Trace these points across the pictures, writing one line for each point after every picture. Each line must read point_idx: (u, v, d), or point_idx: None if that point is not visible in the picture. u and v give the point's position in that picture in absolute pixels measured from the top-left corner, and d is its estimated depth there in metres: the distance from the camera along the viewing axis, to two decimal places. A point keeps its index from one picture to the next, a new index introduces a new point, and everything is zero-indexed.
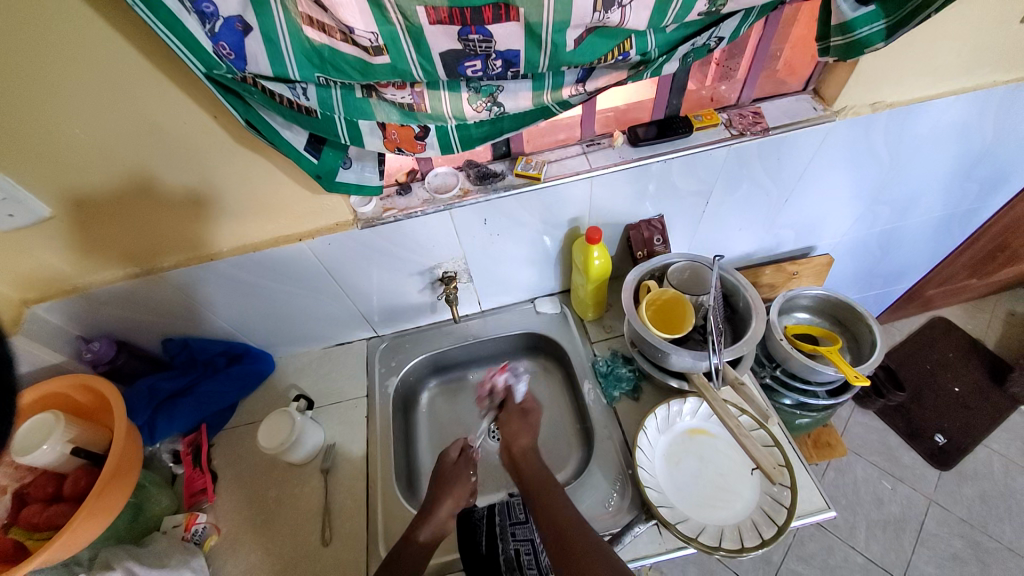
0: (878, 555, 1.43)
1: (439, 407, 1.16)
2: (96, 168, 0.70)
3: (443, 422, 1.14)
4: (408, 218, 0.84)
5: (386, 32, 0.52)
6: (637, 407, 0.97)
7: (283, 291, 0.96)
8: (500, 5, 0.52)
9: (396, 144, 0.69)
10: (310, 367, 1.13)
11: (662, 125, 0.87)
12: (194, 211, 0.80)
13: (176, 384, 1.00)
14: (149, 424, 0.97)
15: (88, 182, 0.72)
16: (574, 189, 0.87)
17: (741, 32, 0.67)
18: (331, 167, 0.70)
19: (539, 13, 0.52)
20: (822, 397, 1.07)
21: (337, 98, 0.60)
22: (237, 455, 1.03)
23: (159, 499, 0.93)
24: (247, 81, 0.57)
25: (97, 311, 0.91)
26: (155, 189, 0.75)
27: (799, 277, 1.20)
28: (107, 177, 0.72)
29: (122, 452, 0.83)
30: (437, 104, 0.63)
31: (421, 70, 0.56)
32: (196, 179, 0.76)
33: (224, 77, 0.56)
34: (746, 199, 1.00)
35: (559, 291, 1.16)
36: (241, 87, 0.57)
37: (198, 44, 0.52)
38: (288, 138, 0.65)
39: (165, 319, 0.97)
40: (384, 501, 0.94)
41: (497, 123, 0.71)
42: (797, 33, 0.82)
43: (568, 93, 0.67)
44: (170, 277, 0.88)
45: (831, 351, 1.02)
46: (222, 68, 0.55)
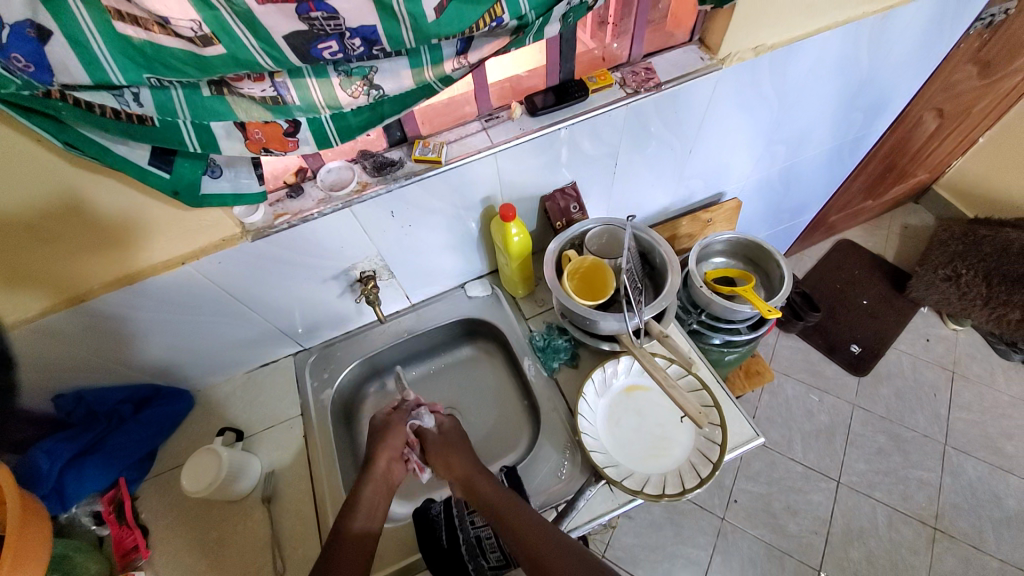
0: (814, 462, 1.59)
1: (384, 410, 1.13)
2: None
3: None
4: (304, 223, 0.77)
5: (212, 19, 0.45)
6: (577, 374, 0.98)
7: (185, 320, 0.87)
8: None
9: (262, 143, 0.62)
10: (235, 395, 1.05)
11: (559, 91, 0.84)
12: (111, 235, 0.71)
13: (77, 443, 0.88)
14: (56, 489, 0.85)
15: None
16: (479, 168, 0.83)
17: None
18: (190, 179, 0.62)
19: None
20: (744, 333, 1.12)
21: (178, 100, 0.53)
22: (168, 503, 0.94)
23: (88, 565, 0.82)
24: (52, 95, 0.49)
25: (21, 355, 0.80)
26: (60, 217, 0.66)
27: (713, 223, 1.27)
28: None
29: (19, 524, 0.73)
30: (304, 93, 0.58)
31: (267, 57, 0.50)
32: (109, 200, 0.67)
33: (22, 96, 0.47)
34: (652, 155, 1.02)
35: (487, 273, 1.14)
36: (43, 105, 0.49)
37: None
38: (125, 153, 0.57)
39: (46, 375, 0.85)
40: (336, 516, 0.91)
41: (377, 108, 0.65)
42: None
43: (450, 67, 0.64)
44: (34, 328, 0.76)
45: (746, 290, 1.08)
46: (17, 84, 0.46)
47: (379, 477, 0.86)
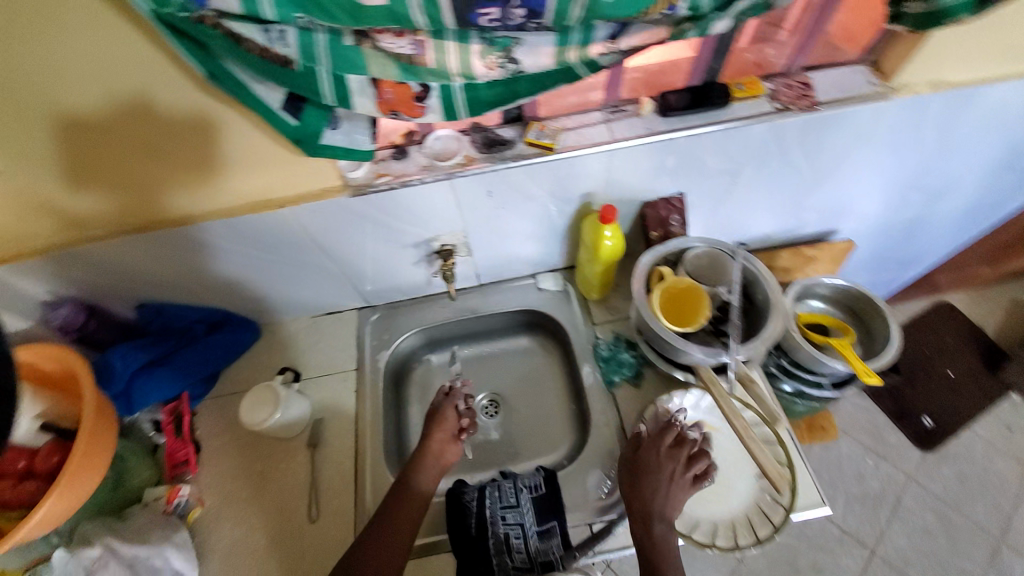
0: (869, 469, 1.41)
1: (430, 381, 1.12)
2: (48, 93, 0.59)
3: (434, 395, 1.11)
4: (403, 187, 0.74)
5: None
6: (639, 394, 0.92)
7: (267, 260, 0.88)
8: None
9: (391, 105, 0.58)
10: (298, 336, 1.07)
11: (696, 94, 0.76)
12: (185, 142, 0.67)
13: (152, 352, 0.93)
14: (126, 391, 0.91)
15: (45, 114, 0.61)
16: (591, 162, 0.77)
17: None
18: (313, 129, 0.60)
19: None
20: (825, 389, 1.03)
21: (321, 46, 0.49)
22: (223, 426, 0.99)
23: (139, 471, 0.91)
24: (207, 21, 0.47)
25: (90, 263, 0.81)
26: (134, 118, 0.63)
27: (815, 262, 1.15)
28: (68, 103, 0.60)
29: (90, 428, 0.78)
30: (441, 56, 0.54)
31: (424, 15, 0.45)
32: (175, 101, 0.62)
33: (179, 18, 0.46)
34: (774, 179, 0.92)
35: (563, 267, 1.08)
36: (198, 31, 0.47)
37: None
38: (261, 94, 0.55)
39: (135, 283, 0.88)
40: (372, 473, 0.92)
41: (512, 85, 0.60)
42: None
43: (598, 51, 0.57)
44: (133, 242, 0.79)
45: (841, 345, 0.98)
46: (175, 5, 0.45)
47: (432, 456, 0.86)
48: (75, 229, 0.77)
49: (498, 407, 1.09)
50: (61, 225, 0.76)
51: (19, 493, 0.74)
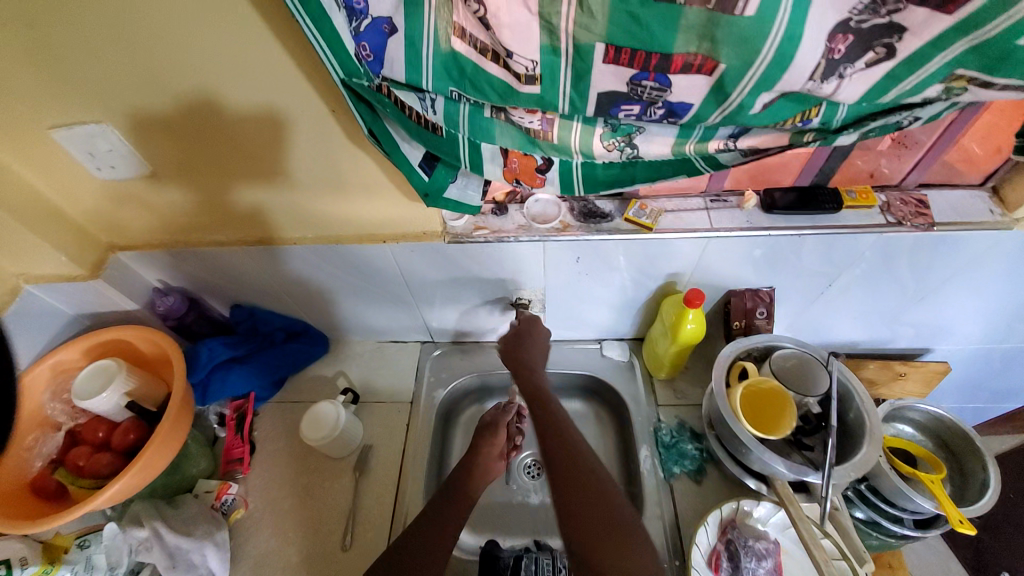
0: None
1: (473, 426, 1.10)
2: (131, 92, 0.63)
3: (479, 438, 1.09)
4: (498, 242, 0.77)
5: (547, 62, 0.44)
6: (697, 492, 0.88)
7: (353, 285, 0.94)
8: (697, 57, 0.41)
9: (514, 173, 0.62)
10: (362, 358, 1.11)
11: (803, 195, 0.75)
12: (253, 138, 0.68)
13: (235, 351, 1.00)
14: (203, 383, 0.97)
15: (133, 112, 0.66)
16: (684, 246, 0.77)
17: (941, 115, 0.54)
18: (440, 185, 0.65)
19: (747, 67, 0.41)
20: (906, 527, 0.91)
21: (463, 115, 0.53)
22: (279, 432, 1.02)
23: (197, 461, 0.95)
24: (383, 91, 0.52)
25: (182, 245, 0.88)
26: (222, 127, 0.67)
27: (906, 379, 1.06)
28: (151, 99, 0.64)
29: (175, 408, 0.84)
30: (566, 135, 0.56)
31: (569, 104, 0.48)
32: (242, 99, 0.63)
33: (362, 86, 0.52)
34: (873, 287, 0.87)
35: (630, 338, 1.07)
36: (374, 97, 0.53)
37: (341, 43, 0.48)
38: (405, 152, 0.61)
39: (237, 287, 0.97)
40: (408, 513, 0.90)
41: (628, 168, 0.62)
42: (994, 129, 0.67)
43: (714, 147, 0.57)
44: (246, 252, 0.87)
45: (929, 481, 0.87)
46: (361, 74, 0.50)
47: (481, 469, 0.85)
48: (164, 220, 0.84)
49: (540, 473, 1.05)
50: (187, 226, 0.85)
51: (94, 462, 0.81)
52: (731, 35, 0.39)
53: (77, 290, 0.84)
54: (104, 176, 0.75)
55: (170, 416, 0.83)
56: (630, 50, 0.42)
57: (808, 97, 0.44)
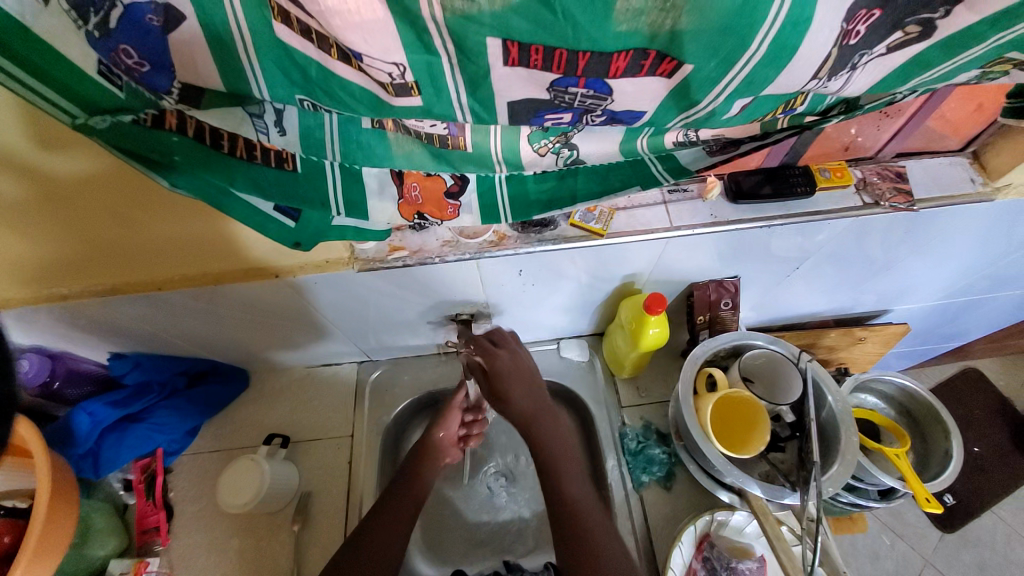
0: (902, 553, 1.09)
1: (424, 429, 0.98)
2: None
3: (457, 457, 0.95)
4: (421, 265, 0.64)
5: (421, 64, 0.29)
6: (668, 499, 0.82)
7: (256, 318, 0.78)
8: (666, 56, 0.28)
9: (417, 205, 0.49)
10: (288, 390, 0.96)
11: (773, 178, 0.66)
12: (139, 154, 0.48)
13: (126, 409, 0.83)
14: (92, 451, 0.81)
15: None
16: (641, 248, 0.66)
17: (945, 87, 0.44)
18: (316, 229, 0.49)
19: (727, 72, 0.29)
20: (872, 499, 0.84)
21: (330, 128, 0.38)
22: (199, 490, 0.87)
23: (105, 540, 0.79)
24: (165, 123, 0.36)
25: (57, 245, 0.60)
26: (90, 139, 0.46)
27: (864, 343, 1.01)
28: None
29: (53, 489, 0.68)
30: (481, 139, 0.41)
31: (470, 115, 0.33)
32: None
33: (125, 124, 0.35)
34: (840, 264, 0.81)
35: (588, 334, 0.96)
36: (150, 139, 0.36)
37: (60, 57, 0.30)
38: (251, 200, 0.45)
39: (109, 337, 0.79)
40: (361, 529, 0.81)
41: (567, 181, 0.50)
42: (981, 98, 0.62)
43: (671, 139, 0.43)
44: (102, 301, 0.68)
45: (894, 455, 0.81)
46: (123, 100, 0.33)
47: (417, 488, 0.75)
48: (29, 216, 0.55)
49: (505, 485, 0.93)
50: (48, 265, 0.63)
51: None
52: (699, 28, 0.27)
53: None
54: None
55: (41, 512, 0.66)
56: (545, 48, 0.28)
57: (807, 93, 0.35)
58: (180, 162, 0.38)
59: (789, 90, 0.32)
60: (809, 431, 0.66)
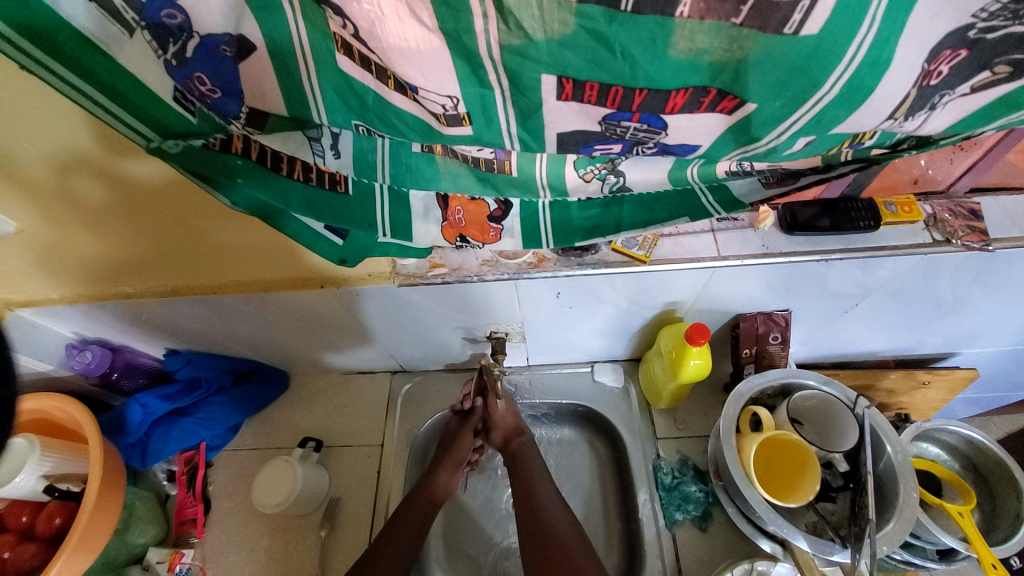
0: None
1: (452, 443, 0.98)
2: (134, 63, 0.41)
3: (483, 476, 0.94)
4: (460, 283, 0.64)
5: (475, 96, 0.29)
6: (702, 541, 0.77)
7: (299, 324, 0.81)
8: (727, 93, 0.27)
9: (461, 228, 0.49)
10: (324, 395, 0.99)
11: (832, 210, 0.63)
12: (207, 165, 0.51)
13: (176, 403, 0.88)
14: (143, 440, 0.87)
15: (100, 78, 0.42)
16: (685, 277, 0.64)
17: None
18: (361, 247, 0.50)
19: (793, 110, 0.28)
20: (934, 562, 0.77)
21: (382, 152, 0.40)
22: (236, 486, 0.91)
23: (145, 528, 0.84)
24: (232, 147, 0.38)
25: (128, 246, 0.64)
26: None
27: (929, 388, 0.93)
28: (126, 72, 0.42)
29: (102, 478, 0.73)
30: (527, 165, 0.41)
31: (519, 143, 0.33)
32: None
33: (194, 146, 0.37)
34: (904, 302, 0.75)
35: (623, 359, 0.94)
36: (215, 161, 0.38)
37: (141, 83, 0.32)
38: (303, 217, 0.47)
39: (167, 335, 0.84)
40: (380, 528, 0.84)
41: (612, 208, 0.49)
42: None
43: (725, 169, 0.42)
44: (162, 301, 0.72)
45: (957, 514, 0.73)
46: (194, 124, 0.35)
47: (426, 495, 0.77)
48: (106, 219, 0.59)
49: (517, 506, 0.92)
50: (117, 264, 0.67)
51: (17, 555, 0.70)
52: (765, 66, 0.25)
53: None
54: None
55: (90, 499, 0.70)
56: (601, 85, 0.28)
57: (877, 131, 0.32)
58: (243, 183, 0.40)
59: (858, 130, 0.31)
60: (864, 484, 0.61)
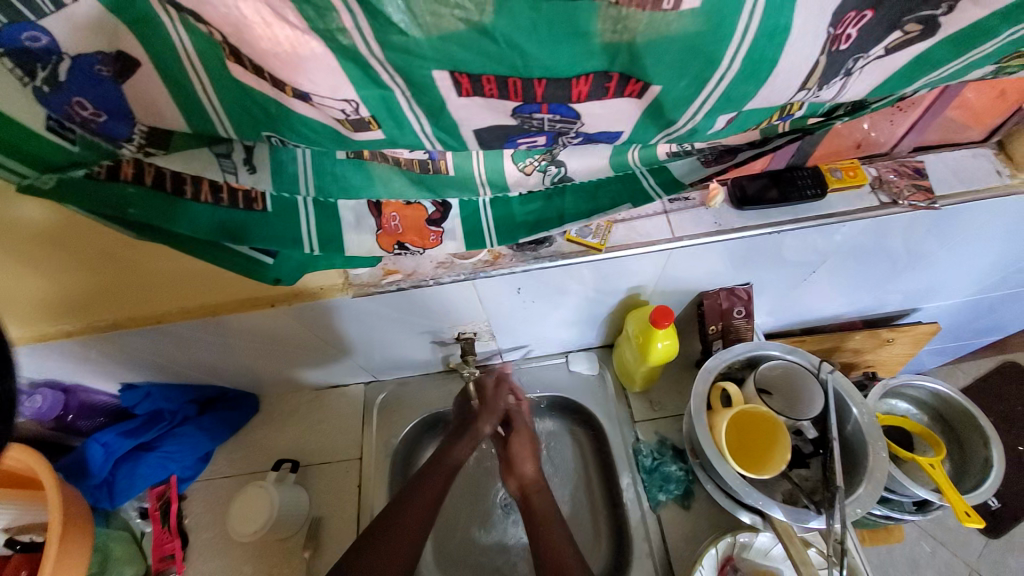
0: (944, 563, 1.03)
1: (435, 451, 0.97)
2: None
3: (470, 480, 0.93)
4: (417, 288, 0.62)
5: (376, 98, 0.28)
6: (686, 518, 0.78)
7: (259, 344, 0.78)
8: (633, 78, 0.27)
9: (397, 235, 0.46)
10: (297, 413, 0.96)
11: (780, 181, 0.63)
12: None
13: (137, 438, 0.84)
14: (108, 480, 0.83)
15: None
16: (644, 261, 0.64)
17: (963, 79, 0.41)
18: (298, 263, 0.48)
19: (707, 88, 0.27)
20: (907, 513, 0.79)
21: (302, 162, 0.37)
22: (213, 516, 0.88)
23: (120, 570, 0.80)
24: (121, 173, 0.35)
25: (64, 277, 0.59)
26: None
27: (893, 344, 0.95)
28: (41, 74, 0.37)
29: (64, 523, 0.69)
30: (463, 163, 0.40)
31: (437, 143, 0.32)
32: None
33: (78, 177, 0.34)
34: (859, 265, 0.76)
35: (596, 346, 0.94)
36: (110, 192, 0.35)
37: (8, 116, 0.30)
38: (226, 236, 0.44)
39: (120, 370, 0.80)
40: None
41: (555, 200, 0.48)
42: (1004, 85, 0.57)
43: (664, 151, 0.42)
44: (104, 335, 0.69)
45: (930, 465, 0.75)
46: (80, 154, 0.33)
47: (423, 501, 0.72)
48: (38, 249, 0.54)
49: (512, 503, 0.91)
50: (48, 300, 0.63)
51: None
52: (664, 45, 0.25)
53: None
54: None
55: (53, 546, 0.67)
56: (497, 78, 0.26)
57: (800, 102, 0.32)
58: (137, 213, 0.36)
59: (774, 103, 0.30)
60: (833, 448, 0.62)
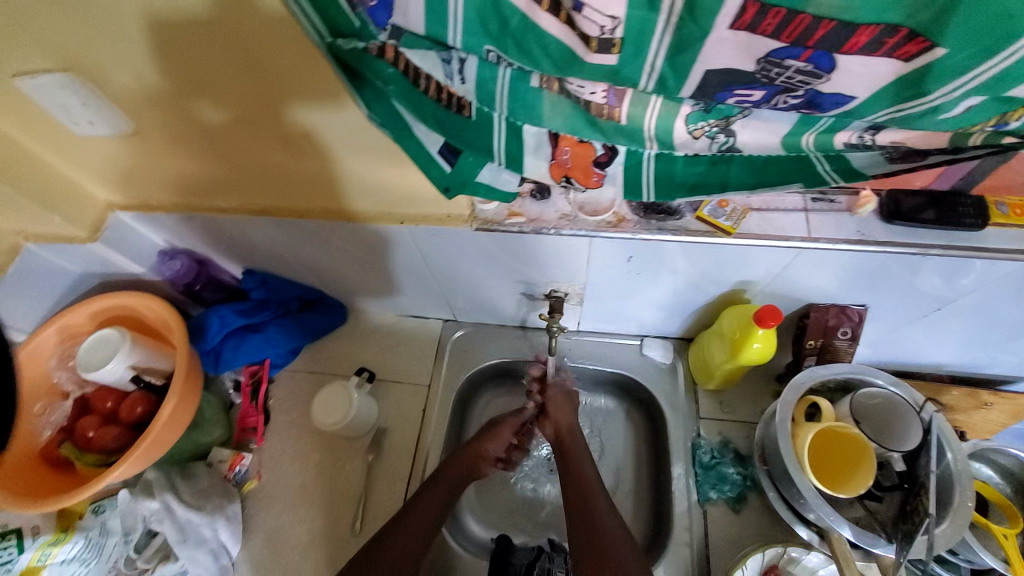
0: None
1: (497, 401, 1.02)
2: None
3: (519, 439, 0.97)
4: (535, 234, 0.65)
5: (634, 19, 0.31)
6: (734, 521, 0.78)
7: (367, 260, 0.84)
8: (913, 35, 0.29)
9: (566, 170, 0.51)
10: (379, 331, 1.03)
11: (939, 202, 0.60)
12: (274, 83, 0.53)
13: (247, 319, 0.93)
14: (216, 350, 0.94)
15: None
16: (769, 255, 0.63)
17: None
18: (467, 175, 0.53)
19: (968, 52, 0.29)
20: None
21: (502, 82, 0.40)
22: (292, 402, 0.97)
23: (212, 428, 0.92)
24: (385, 55, 0.39)
25: (216, 164, 0.69)
26: (242, 68, 0.52)
27: (992, 410, 0.88)
28: None
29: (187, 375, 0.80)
30: (638, 112, 0.41)
31: (656, 80, 0.35)
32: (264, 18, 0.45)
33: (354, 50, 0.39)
34: (993, 315, 0.70)
35: (676, 336, 0.93)
36: (373, 68, 0.40)
37: None
38: (422, 137, 0.49)
39: (248, 255, 0.89)
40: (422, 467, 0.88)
41: (719, 168, 0.48)
42: None
43: (844, 139, 0.40)
44: (244, 217, 0.76)
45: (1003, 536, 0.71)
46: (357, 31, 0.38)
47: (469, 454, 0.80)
48: (201, 137, 0.64)
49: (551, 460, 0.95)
50: (208, 182, 0.73)
51: (102, 436, 0.80)
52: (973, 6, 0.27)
53: (77, 251, 0.78)
54: (82, 131, 0.64)
55: (175, 394, 0.77)
56: (786, 14, 0.29)
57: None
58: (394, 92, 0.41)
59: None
60: (923, 484, 0.60)
